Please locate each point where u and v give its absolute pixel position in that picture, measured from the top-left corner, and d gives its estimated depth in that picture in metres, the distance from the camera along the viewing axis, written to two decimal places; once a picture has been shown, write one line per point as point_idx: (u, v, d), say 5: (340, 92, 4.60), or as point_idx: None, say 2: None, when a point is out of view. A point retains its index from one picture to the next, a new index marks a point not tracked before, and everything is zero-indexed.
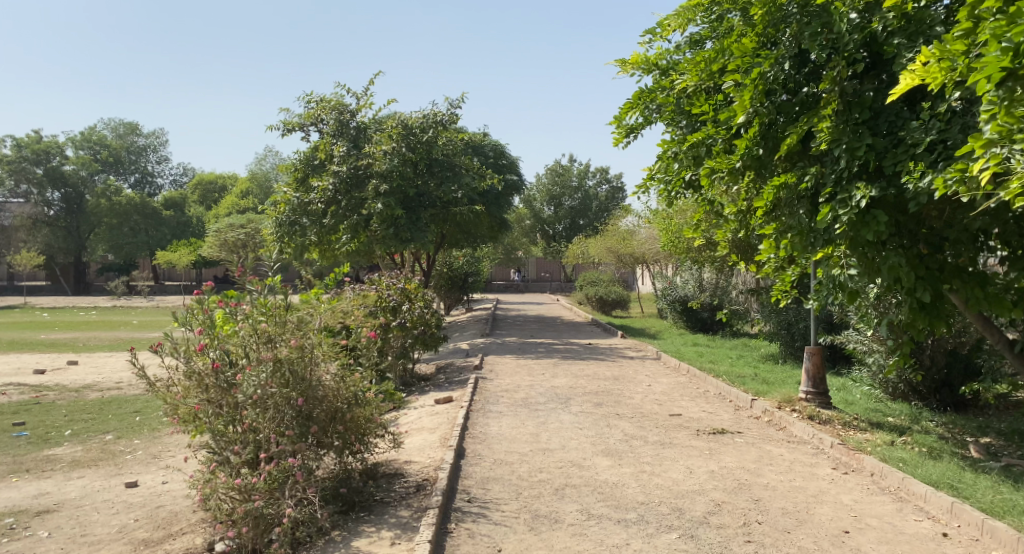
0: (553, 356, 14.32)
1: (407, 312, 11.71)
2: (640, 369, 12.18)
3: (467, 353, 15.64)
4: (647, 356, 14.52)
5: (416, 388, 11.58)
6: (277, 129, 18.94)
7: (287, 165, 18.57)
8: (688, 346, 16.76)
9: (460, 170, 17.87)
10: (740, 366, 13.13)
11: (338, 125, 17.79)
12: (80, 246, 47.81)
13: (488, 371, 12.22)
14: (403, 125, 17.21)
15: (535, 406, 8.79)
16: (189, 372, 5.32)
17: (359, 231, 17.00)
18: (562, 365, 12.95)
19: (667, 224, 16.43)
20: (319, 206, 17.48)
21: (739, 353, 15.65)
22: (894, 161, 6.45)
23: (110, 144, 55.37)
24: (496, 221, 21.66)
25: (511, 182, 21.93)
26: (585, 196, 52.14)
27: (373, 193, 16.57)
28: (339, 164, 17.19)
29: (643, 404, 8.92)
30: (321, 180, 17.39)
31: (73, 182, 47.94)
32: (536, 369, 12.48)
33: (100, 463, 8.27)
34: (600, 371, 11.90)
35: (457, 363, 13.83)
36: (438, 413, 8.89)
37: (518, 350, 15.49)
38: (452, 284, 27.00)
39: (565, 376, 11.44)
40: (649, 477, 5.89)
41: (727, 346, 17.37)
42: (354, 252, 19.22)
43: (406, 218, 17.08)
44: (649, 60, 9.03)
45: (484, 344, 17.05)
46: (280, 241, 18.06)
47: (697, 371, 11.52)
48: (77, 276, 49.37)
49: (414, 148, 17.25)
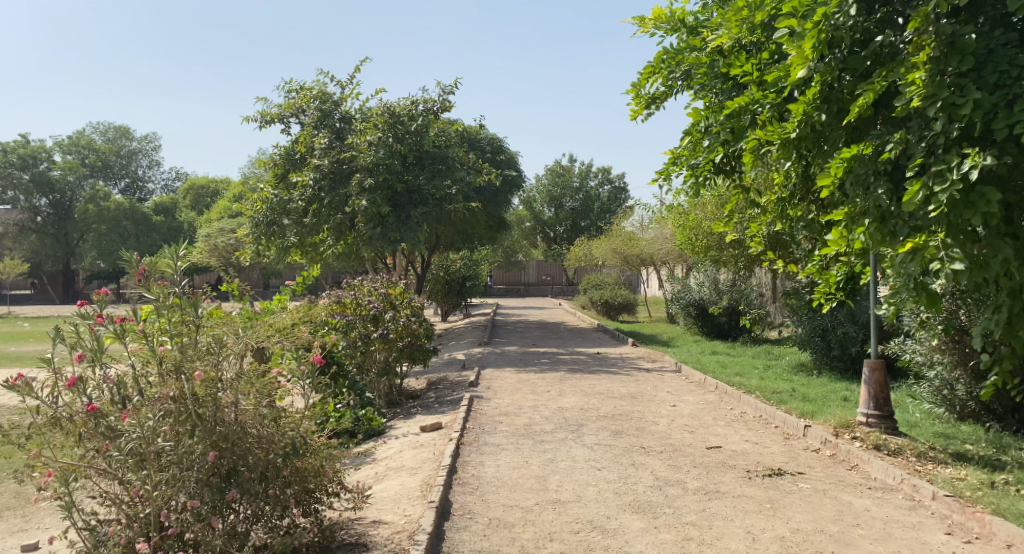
0: (559, 369, 12.75)
1: (391, 321, 10.19)
2: (661, 385, 10.63)
3: (463, 365, 14.10)
4: (664, 367, 12.97)
5: (402, 410, 10.05)
6: (255, 121, 17.48)
7: (265, 160, 17.08)
8: (707, 355, 15.23)
9: (453, 163, 16.18)
10: (772, 380, 11.57)
11: (320, 116, 16.35)
12: (70, 252, 46.30)
13: (486, 388, 10.68)
14: (390, 112, 15.63)
15: (540, 437, 7.25)
16: (57, 417, 3.82)
17: (344, 231, 15.42)
18: (569, 379, 11.41)
19: (685, 220, 14.86)
20: (301, 204, 15.99)
21: (765, 363, 14.07)
22: (1010, 122, 4.82)
23: (99, 149, 53.77)
24: (495, 221, 20.17)
25: (510, 178, 20.27)
26: (586, 197, 50.70)
27: (357, 188, 15.00)
28: (320, 158, 15.69)
29: (672, 433, 7.37)
30: (302, 175, 15.91)
31: (61, 188, 46.29)
32: (540, 384, 10.94)
33: (5, 514, 6.72)
34: (614, 389, 10.36)
35: (451, 378, 12.29)
36: (423, 445, 7.37)
37: (520, 362, 13.94)
38: (449, 288, 25.49)
39: (575, 395, 9.88)
40: (699, 550, 4.33)
41: (750, 355, 15.82)
42: (341, 255, 17.67)
43: (395, 216, 15.50)
44: (675, 15, 7.45)
45: (482, 355, 15.52)
46: (259, 241, 16.60)
47: (729, 387, 9.97)
48: (66, 285, 47.83)
49: (402, 139, 15.63)
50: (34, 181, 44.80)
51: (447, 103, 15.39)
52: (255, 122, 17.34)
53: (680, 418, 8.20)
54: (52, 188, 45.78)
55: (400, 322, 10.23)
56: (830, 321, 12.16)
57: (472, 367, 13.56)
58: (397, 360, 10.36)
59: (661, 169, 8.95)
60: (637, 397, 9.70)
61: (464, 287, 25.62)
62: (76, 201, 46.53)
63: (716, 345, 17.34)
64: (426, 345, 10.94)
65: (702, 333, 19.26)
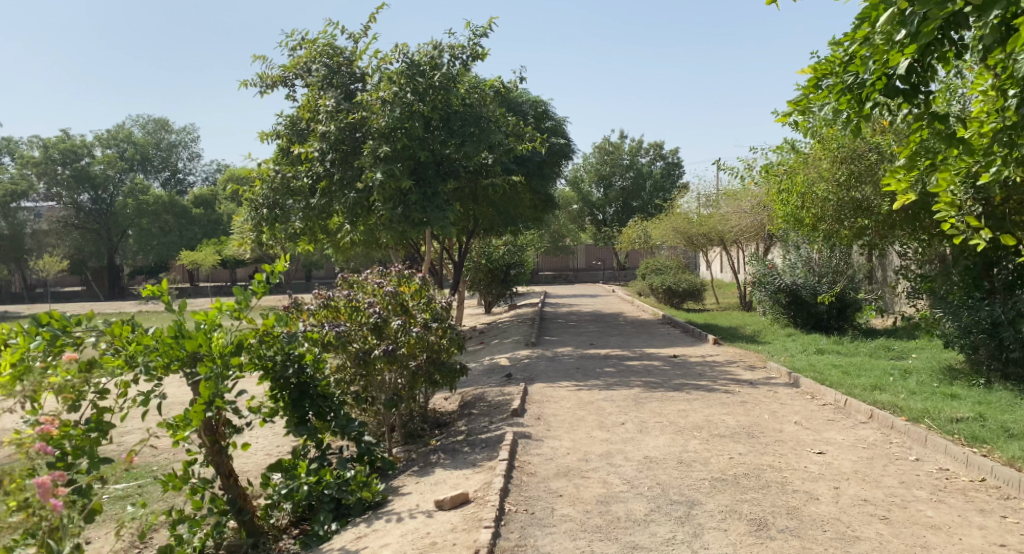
0: (632, 383, 9.72)
1: (399, 334, 7.16)
2: (782, 416, 7.55)
3: (507, 376, 11.14)
4: (770, 379, 9.87)
5: (419, 454, 7.20)
6: (252, 85, 13.55)
7: (266, 133, 13.54)
8: (819, 360, 12.06)
9: (488, 125, 12.70)
10: (929, 400, 8.44)
11: (327, 73, 12.84)
12: (113, 249, 42.97)
13: (536, 417, 7.77)
14: (407, 61, 12.17)
15: (633, 540, 4.33)
16: None
17: (359, 216, 12.19)
18: (649, 402, 8.40)
19: (794, 182, 11.51)
20: (308, 182, 12.62)
21: (900, 372, 10.87)
22: None
23: (140, 141, 46.24)
24: (541, 198, 17.25)
25: (558, 147, 17.09)
26: (638, 174, 47.01)
27: (371, 158, 11.81)
28: (327, 123, 12.25)
29: (857, 530, 4.39)
30: (307, 146, 12.49)
31: (103, 183, 42.45)
32: (611, 411, 7.95)
33: None
34: (720, 422, 7.32)
35: (491, 397, 9.37)
36: (439, 547, 4.48)
37: (579, 371, 10.93)
38: (492, 277, 22.75)
39: (665, 434, 6.89)
40: None
41: (867, 358, 12.71)
42: (360, 241, 14.80)
43: (418, 192, 12.33)
44: None
45: (530, 360, 12.55)
46: (259, 229, 12.94)
47: (889, 418, 6.89)
48: (110, 282, 44.88)
49: (424, 95, 12.14)
50: (73, 175, 41.09)
51: (479, 51, 12.17)
52: (253, 87, 13.51)
53: (848, 485, 5.18)
54: (93, 184, 41.98)
55: (412, 331, 7.18)
56: (1007, 312, 9.50)
57: (518, 380, 10.61)
58: (408, 387, 7.30)
59: (795, 98, 6.22)
60: (760, 439, 6.65)
61: (508, 276, 22.90)
62: (117, 197, 42.88)
63: (816, 347, 14.11)
64: (453, 362, 7.89)
65: (795, 324, 16.59)
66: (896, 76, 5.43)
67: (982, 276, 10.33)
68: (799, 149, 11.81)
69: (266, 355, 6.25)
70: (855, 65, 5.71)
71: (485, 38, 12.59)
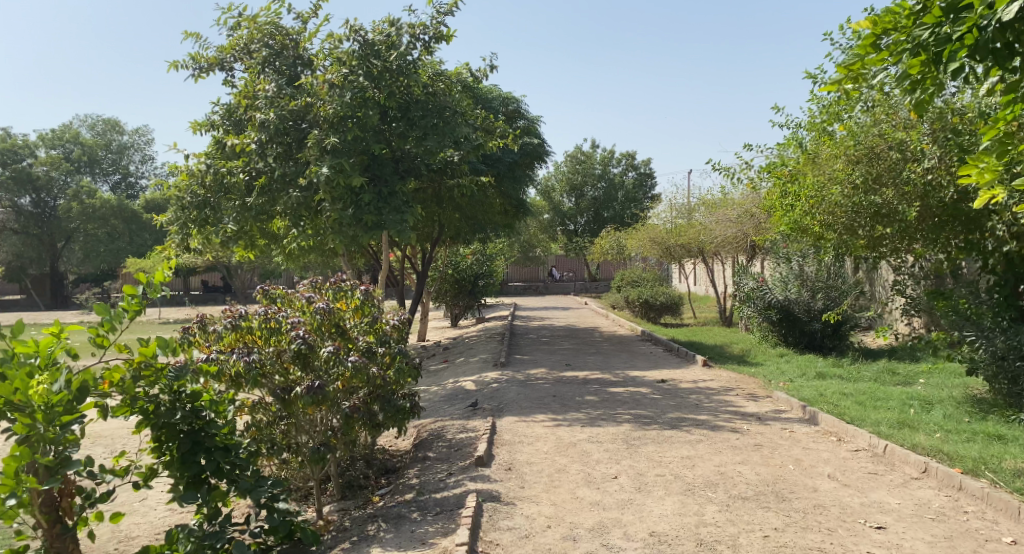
0: (621, 417, 8.26)
1: (329, 367, 5.52)
2: (810, 468, 6.12)
3: (473, 405, 9.59)
4: (779, 413, 8.46)
5: (355, 521, 5.56)
6: (182, 68, 11.77)
7: (199, 123, 11.78)
8: (826, 388, 10.71)
9: (454, 117, 11.18)
10: (975, 442, 7.07)
11: (269, 55, 11.19)
12: (56, 255, 40.39)
13: (506, 467, 6.26)
14: (361, 41, 10.60)
15: None
16: None
17: (303, 216, 10.47)
18: (644, 445, 6.95)
19: (801, 186, 10.10)
20: (245, 179, 10.89)
21: (922, 404, 9.54)
22: None
23: (88, 141, 43.48)
24: (511, 203, 15.75)
25: (530, 148, 15.56)
26: (609, 184, 45.66)
27: (316, 151, 10.12)
28: (266, 110, 10.56)
29: None
30: (243, 137, 10.81)
31: (45, 185, 39.81)
32: (600, 459, 6.48)
33: None
34: (737, 478, 5.87)
35: (452, 435, 7.84)
36: None
37: (557, 400, 9.44)
38: (459, 288, 21.24)
39: (670, 495, 5.43)
40: None
41: (875, 385, 11.42)
42: (308, 247, 13.15)
43: (373, 191, 10.68)
44: None
45: (500, 384, 11.04)
46: (188, 233, 11.20)
47: (952, 474, 5.51)
48: (54, 290, 42.24)
49: (379, 78, 10.53)
50: (13, 177, 38.17)
51: (444, 31, 10.66)
52: (185, 70, 11.76)
53: None
54: (35, 186, 39.36)
55: (347, 361, 5.53)
56: None
57: (486, 411, 9.08)
58: (341, 433, 5.66)
59: (846, 62, 4.88)
60: (794, 504, 5.20)
61: (476, 287, 21.38)
62: (61, 201, 40.35)
63: (815, 370, 12.78)
64: (403, 399, 6.27)
65: (787, 342, 15.40)
66: (992, 29, 4.08)
67: (1015, 295, 9.30)
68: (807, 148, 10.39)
69: (146, 394, 4.65)
70: (935, 14, 4.36)
71: (450, 17, 11.04)
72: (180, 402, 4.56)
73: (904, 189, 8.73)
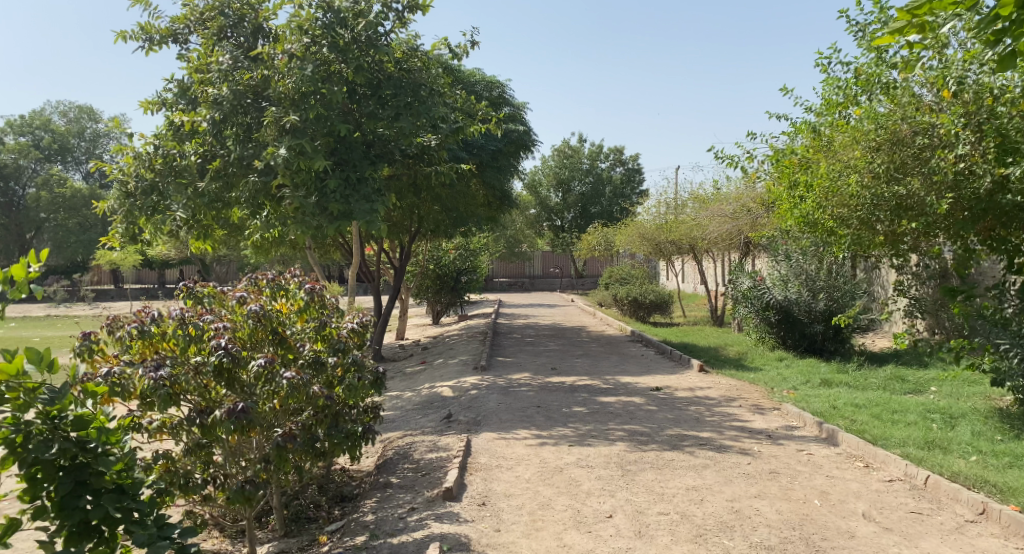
0: (614, 433, 7.32)
1: (258, 384, 4.52)
2: (840, 505, 5.18)
3: (447, 415, 8.63)
4: (791, 429, 7.52)
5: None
6: (130, 39, 10.62)
7: (150, 101, 10.70)
8: (836, 398, 9.78)
9: (430, 95, 10.12)
10: (1021, 470, 6.16)
11: (223, 24, 10.17)
12: (25, 246, 39.03)
13: (479, 502, 5.30)
14: (327, 9, 9.56)
15: None
16: None
17: (264, 203, 9.43)
18: (642, 471, 6.01)
19: (814, 174, 9.13)
20: (197, 162, 9.95)
21: (946, 418, 8.63)
22: None
23: (59, 129, 42.06)
24: (496, 193, 14.74)
25: (515, 134, 14.53)
26: (596, 180, 44.69)
27: (274, 132, 9.10)
28: (218, 85, 9.60)
29: None
30: (196, 115, 9.80)
31: (13, 174, 38.39)
32: (591, 490, 5.54)
33: None
34: (754, 518, 4.94)
35: (421, 454, 6.87)
36: None
37: (542, 411, 8.47)
38: (441, 284, 20.25)
39: (676, 544, 4.52)
40: None
41: (886, 394, 10.52)
42: (273, 239, 12.12)
43: (340, 176, 9.59)
44: None
45: (479, 390, 10.07)
46: (133, 221, 10.04)
47: (1019, 520, 4.59)
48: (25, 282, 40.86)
49: (345, 50, 9.49)
50: None
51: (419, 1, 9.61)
52: (132, 42, 10.61)
53: None
54: (3, 174, 37.97)
55: (282, 380, 4.51)
56: None
57: (462, 423, 8.12)
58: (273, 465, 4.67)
59: (909, 8, 4.04)
60: None
61: (458, 284, 20.37)
62: (30, 190, 38.97)
63: (819, 376, 11.85)
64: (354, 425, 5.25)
65: (786, 345, 14.48)
66: None
67: None
68: (821, 134, 9.41)
69: (14, 421, 3.63)
70: None
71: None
72: (56, 435, 3.50)
73: (933, 178, 7.55)
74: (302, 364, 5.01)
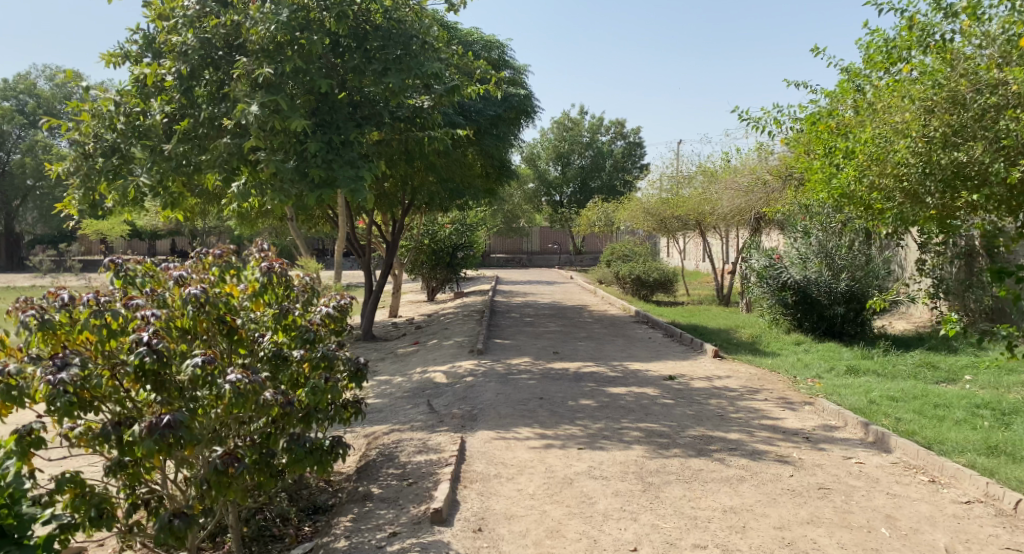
0: (629, 433, 6.39)
1: (194, 387, 3.59)
2: (913, 536, 4.28)
3: (439, 407, 7.69)
4: (830, 430, 6.61)
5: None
6: None
7: (112, 53, 9.63)
8: (868, 390, 8.85)
9: (422, 48, 9.06)
10: None
11: None
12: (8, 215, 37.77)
13: (474, 528, 4.39)
14: None
15: None
16: None
17: (237, 168, 8.41)
18: (667, 484, 5.10)
19: (857, 140, 8.12)
20: (163, 122, 8.86)
21: (997, 415, 7.71)
22: None
23: (44, 93, 40.61)
24: (495, 162, 13.72)
25: (517, 99, 13.47)
26: (597, 153, 43.52)
27: (246, 87, 8.07)
28: (184, 34, 8.62)
29: None
30: (160, 67, 8.70)
31: None
32: (609, 510, 4.63)
33: None
34: None
35: (407, 457, 5.93)
36: None
37: (545, 404, 7.54)
38: (436, 260, 19.24)
39: None
40: None
41: (920, 384, 9.60)
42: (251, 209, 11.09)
43: (322, 139, 8.54)
44: None
45: (474, 377, 9.12)
46: (92, 187, 8.91)
47: None
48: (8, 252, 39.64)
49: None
50: None
51: None
52: None
53: None
54: None
55: (223, 385, 3.61)
56: None
57: (454, 417, 7.18)
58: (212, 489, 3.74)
59: None
60: None
61: (454, 259, 19.37)
62: (13, 156, 37.61)
63: (844, 363, 10.93)
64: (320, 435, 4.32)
65: (802, 328, 13.56)
66: None
67: None
68: (864, 94, 8.39)
69: None
70: None
71: None
72: None
73: (1000, 142, 6.51)
74: (261, 360, 4.26)
